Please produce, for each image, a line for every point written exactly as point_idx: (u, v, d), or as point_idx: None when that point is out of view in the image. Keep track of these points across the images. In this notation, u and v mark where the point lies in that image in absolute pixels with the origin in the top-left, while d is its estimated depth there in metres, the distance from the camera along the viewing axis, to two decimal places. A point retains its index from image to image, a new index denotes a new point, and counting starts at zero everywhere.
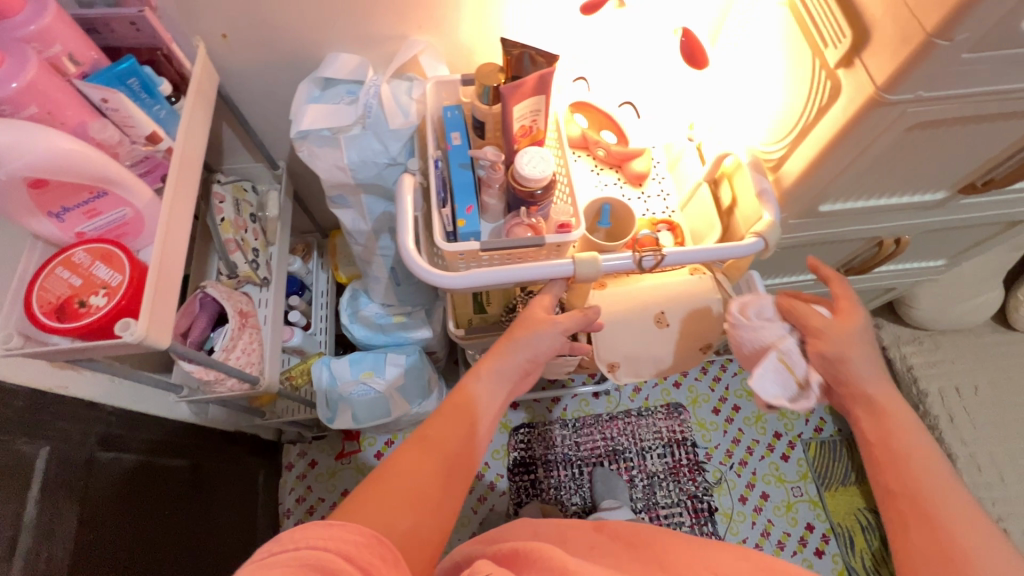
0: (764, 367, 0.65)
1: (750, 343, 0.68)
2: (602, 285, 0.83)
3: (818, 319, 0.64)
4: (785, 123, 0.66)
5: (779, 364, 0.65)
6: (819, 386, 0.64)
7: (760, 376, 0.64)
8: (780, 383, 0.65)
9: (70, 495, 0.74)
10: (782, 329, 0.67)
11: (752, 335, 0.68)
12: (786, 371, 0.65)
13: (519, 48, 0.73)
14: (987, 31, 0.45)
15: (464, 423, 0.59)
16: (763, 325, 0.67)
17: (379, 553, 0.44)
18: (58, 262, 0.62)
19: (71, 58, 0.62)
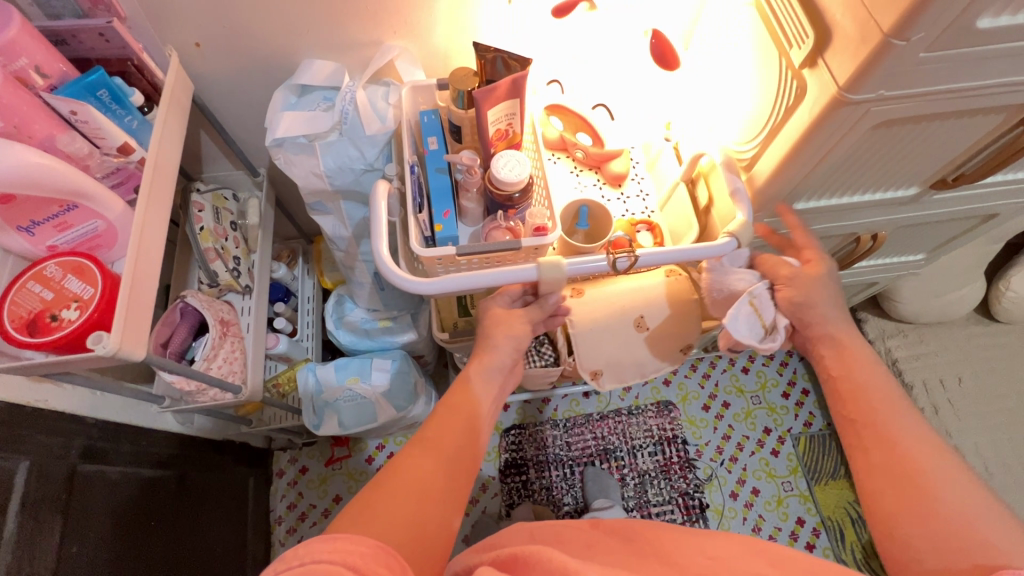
0: (737, 308, 0.67)
1: (720, 287, 0.72)
2: (580, 292, 0.83)
3: (788, 268, 0.69)
4: (756, 123, 0.66)
5: (750, 306, 0.68)
6: (785, 329, 0.68)
7: (733, 314, 0.67)
8: (751, 324, 0.68)
9: (52, 509, 0.74)
10: (752, 276, 0.70)
11: (722, 280, 0.71)
12: (756, 314, 0.68)
13: (492, 52, 0.74)
14: (941, 31, 0.45)
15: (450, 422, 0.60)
16: (736, 271, 0.71)
17: (385, 561, 0.43)
18: (29, 276, 0.62)
19: (37, 71, 0.62)
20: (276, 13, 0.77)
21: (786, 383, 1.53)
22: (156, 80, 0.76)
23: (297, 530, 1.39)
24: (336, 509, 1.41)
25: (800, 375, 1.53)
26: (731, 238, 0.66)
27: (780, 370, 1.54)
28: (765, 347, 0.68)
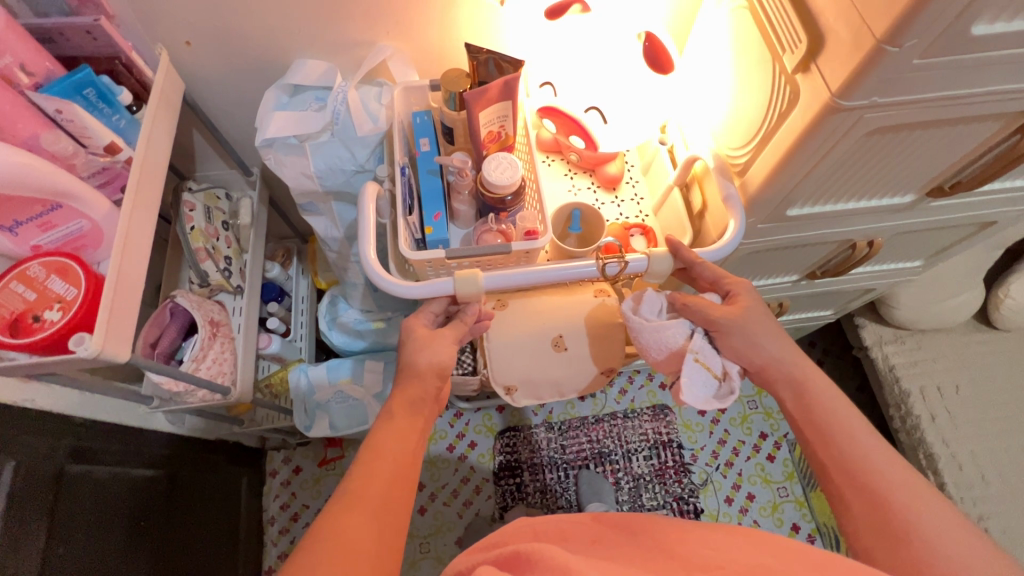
0: (687, 372, 0.62)
1: (657, 345, 0.65)
2: (504, 303, 0.82)
3: (716, 309, 0.64)
4: (748, 128, 0.65)
5: (698, 365, 0.63)
6: (738, 375, 0.64)
7: (687, 382, 0.62)
8: (704, 383, 0.63)
9: (38, 509, 0.73)
10: (685, 327, 0.64)
11: (656, 337, 0.65)
12: (705, 370, 0.63)
13: (484, 52, 0.73)
14: (935, 38, 0.44)
15: (385, 462, 0.60)
16: (666, 325, 0.64)
17: None
18: (13, 276, 0.61)
19: (22, 69, 0.62)
20: (266, 12, 0.76)
21: None
22: (145, 79, 0.75)
23: (290, 531, 1.39)
24: None
25: None
26: (643, 257, 0.68)
27: None
28: (727, 401, 0.63)
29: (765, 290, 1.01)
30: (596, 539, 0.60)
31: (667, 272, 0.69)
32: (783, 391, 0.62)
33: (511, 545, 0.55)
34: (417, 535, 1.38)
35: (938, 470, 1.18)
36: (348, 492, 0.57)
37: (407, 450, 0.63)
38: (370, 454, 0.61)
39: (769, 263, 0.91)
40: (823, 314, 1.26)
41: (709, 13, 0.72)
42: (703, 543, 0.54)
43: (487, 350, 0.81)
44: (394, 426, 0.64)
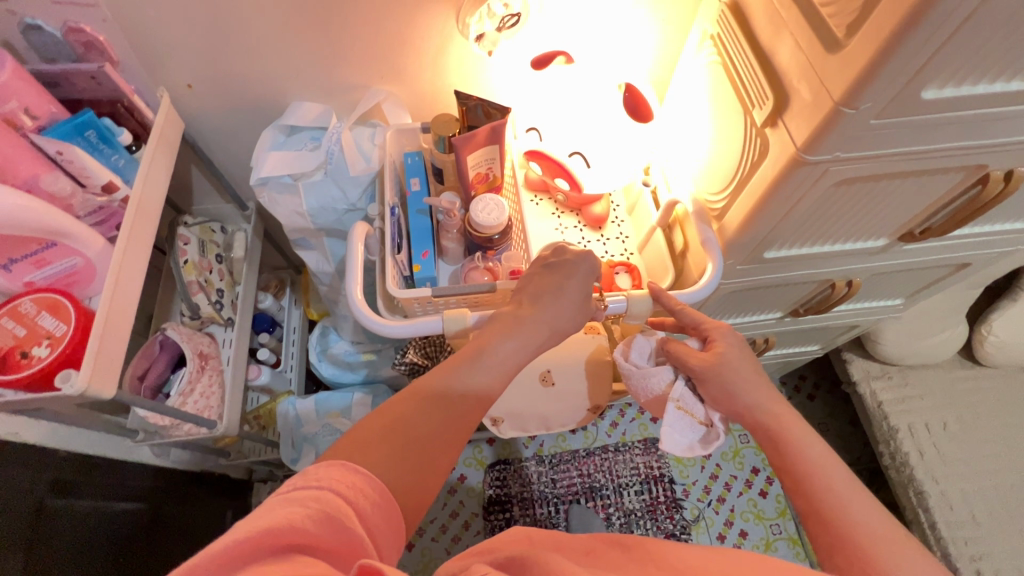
0: (668, 421, 0.66)
1: (644, 391, 0.69)
2: None
3: (696, 357, 0.64)
4: (724, 176, 0.68)
5: (680, 414, 0.65)
6: (722, 420, 0.65)
7: (667, 431, 0.66)
8: (687, 430, 0.66)
9: (16, 544, 0.71)
10: (668, 374, 0.66)
11: (642, 384, 0.68)
12: (688, 417, 0.66)
13: (472, 99, 0.76)
14: (889, 101, 0.47)
15: (439, 422, 0.50)
16: (650, 373, 0.67)
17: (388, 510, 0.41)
18: (4, 312, 0.62)
19: (27, 113, 0.64)
20: (266, 59, 0.80)
21: None
22: (146, 120, 0.78)
23: None
24: None
25: None
26: (623, 299, 0.70)
27: None
28: (712, 445, 0.66)
29: (750, 327, 1.03)
30: (592, 552, 0.54)
31: (646, 313, 0.71)
32: (763, 435, 0.60)
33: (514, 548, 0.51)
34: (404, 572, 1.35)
35: (929, 508, 1.17)
36: (382, 424, 0.47)
37: (466, 422, 0.52)
38: (429, 405, 0.50)
39: (752, 301, 0.92)
40: (810, 349, 1.28)
41: (687, 67, 0.76)
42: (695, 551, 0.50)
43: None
44: (459, 384, 0.53)
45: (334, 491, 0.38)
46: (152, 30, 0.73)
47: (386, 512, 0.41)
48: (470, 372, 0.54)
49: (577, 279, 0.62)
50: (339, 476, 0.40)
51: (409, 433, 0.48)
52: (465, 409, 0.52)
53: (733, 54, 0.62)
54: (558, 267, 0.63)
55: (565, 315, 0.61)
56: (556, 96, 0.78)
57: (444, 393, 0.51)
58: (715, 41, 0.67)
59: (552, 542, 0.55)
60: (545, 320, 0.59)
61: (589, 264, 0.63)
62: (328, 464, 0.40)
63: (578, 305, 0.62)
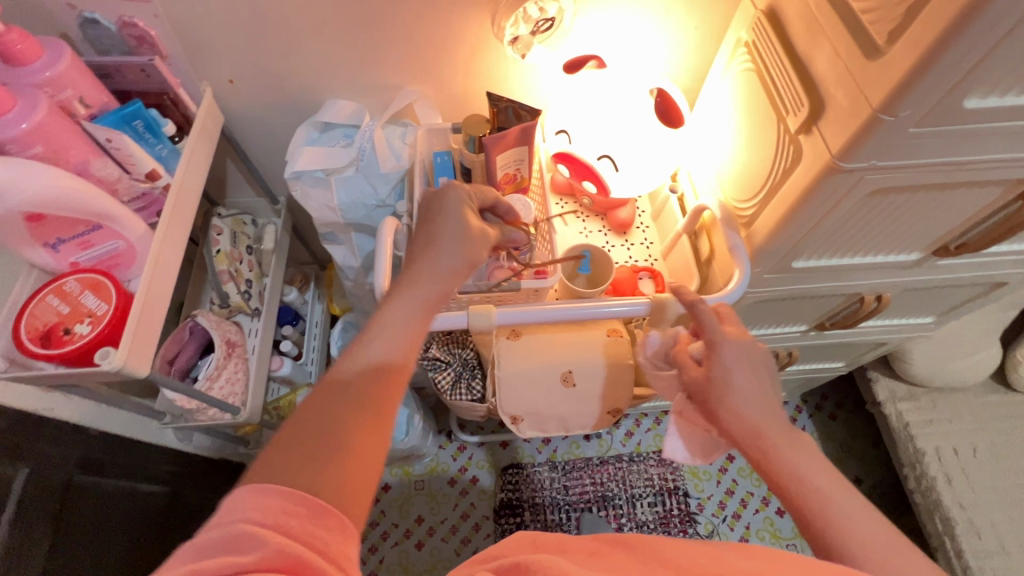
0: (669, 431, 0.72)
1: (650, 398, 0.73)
2: (517, 335, 0.82)
3: None
4: (754, 182, 0.68)
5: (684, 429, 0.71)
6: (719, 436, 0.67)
7: (668, 438, 0.72)
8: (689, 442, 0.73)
9: (44, 517, 0.73)
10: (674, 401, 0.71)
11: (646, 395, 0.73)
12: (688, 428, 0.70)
13: (503, 100, 0.75)
14: (931, 108, 0.46)
15: (346, 407, 0.45)
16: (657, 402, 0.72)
17: (327, 523, 0.39)
18: (49, 289, 0.65)
19: (81, 101, 0.67)
20: (306, 57, 0.82)
21: None
22: (189, 113, 0.81)
23: None
24: None
25: (808, 433, 1.48)
26: (648, 300, 0.71)
27: None
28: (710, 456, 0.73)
29: (774, 339, 1.01)
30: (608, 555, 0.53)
31: (673, 317, 0.71)
32: None
33: (511, 556, 0.50)
34: (413, 571, 1.35)
35: (956, 536, 1.13)
36: (289, 433, 0.43)
37: (381, 400, 0.47)
38: (325, 408, 0.45)
39: (777, 313, 0.91)
40: (834, 366, 1.25)
41: (719, 74, 0.76)
42: (698, 552, 0.49)
43: (497, 380, 0.82)
44: (357, 367, 0.48)
45: (250, 523, 0.37)
46: (200, 26, 0.76)
47: (317, 522, 0.39)
48: (361, 356, 0.49)
49: (451, 213, 0.57)
50: (255, 503, 0.38)
51: (318, 431, 0.43)
52: (370, 388, 0.47)
53: (768, 61, 0.62)
54: (429, 207, 0.59)
55: (446, 256, 0.55)
56: (588, 100, 0.79)
57: (340, 380, 0.47)
58: (749, 49, 0.66)
59: (557, 544, 0.53)
60: (426, 264, 0.55)
61: (453, 196, 0.58)
62: (242, 494, 0.39)
63: (456, 240, 0.56)
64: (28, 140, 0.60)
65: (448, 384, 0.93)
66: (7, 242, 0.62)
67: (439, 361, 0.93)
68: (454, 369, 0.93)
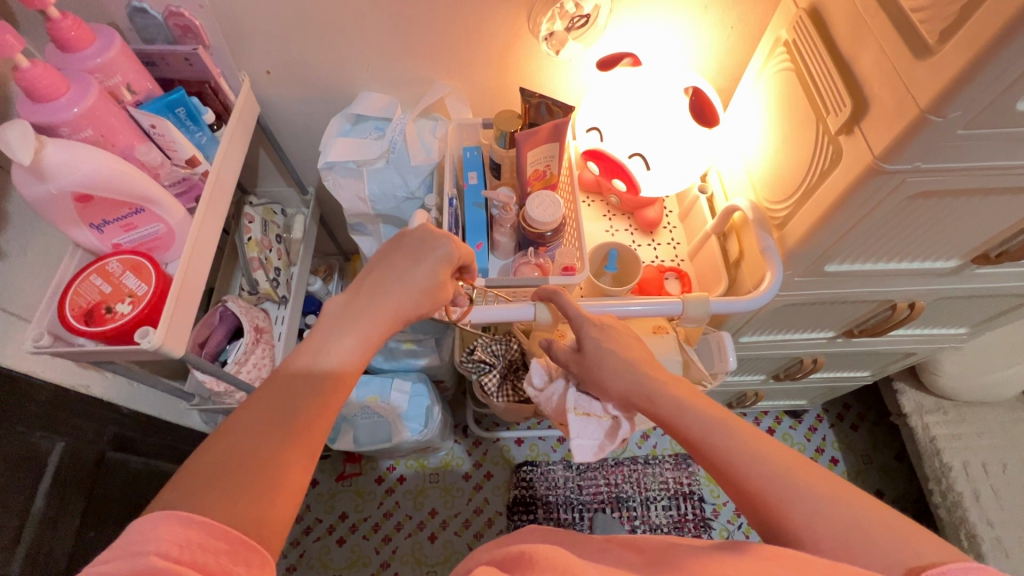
0: (574, 431, 0.67)
1: (552, 408, 0.73)
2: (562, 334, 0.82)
3: None
4: (788, 183, 0.67)
5: (581, 418, 0.68)
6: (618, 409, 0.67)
7: (575, 441, 0.67)
8: (595, 431, 0.68)
9: (77, 490, 0.75)
10: (559, 386, 0.71)
11: (548, 402, 0.73)
12: (592, 417, 0.68)
13: (536, 97, 0.77)
14: (980, 110, 0.45)
15: (277, 435, 0.44)
16: (548, 393, 0.72)
17: (245, 558, 0.39)
18: (93, 269, 0.67)
19: (128, 88, 0.69)
20: (342, 51, 0.84)
21: (814, 449, 1.44)
22: (228, 102, 0.83)
23: (301, 544, 1.37)
24: (341, 527, 1.39)
25: (829, 443, 1.45)
26: (679, 300, 0.70)
27: (808, 435, 1.46)
28: (621, 435, 0.66)
29: (798, 346, 1.00)
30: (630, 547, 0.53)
31: (705, 316, 0.71)
32: None
33: (518, 543, 0.51)
34: (426, 562, 1.35)
35: (982, 554, 1.10)
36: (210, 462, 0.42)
37: (315, 428, 0.46)
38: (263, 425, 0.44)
39: (804, 318, 0.90)
40: (859, 375, 1.23)
41: (754, 75, 0.75)
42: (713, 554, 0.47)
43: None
44: (295, 391, 0.47)
45: (162, 558, 0.37)
46: (242, 18, 0.78)
47: (235, 558, 0.39)
48: (298, 379, 0.48)
49: (423, 257, 0.58)
50: (171, 534, 0.38)
51: (242, 459, 0.42)
52: (305, 415, 0.46)
53: (807, 61, 0.61)
54: (410, 245, 0.58)
55: (407, 303, 0.56)
56: (620, 98, 0.79)
57: (273, 403, 0.46)
58: (788, 48, 0.66)
59: (570, 536, 0.53)
60: (384, 304, 0.55)
61: (442, 250, 0.58)
62: (161, 521, 0.38)
63: (420, 294, 0.57)
64: (79, 123, 0.62)
65: (493, 384, 0.94)
66: (55, 221, 0.64)
67: (484, 364, 0.93)
68: (499, 371, 0.94)
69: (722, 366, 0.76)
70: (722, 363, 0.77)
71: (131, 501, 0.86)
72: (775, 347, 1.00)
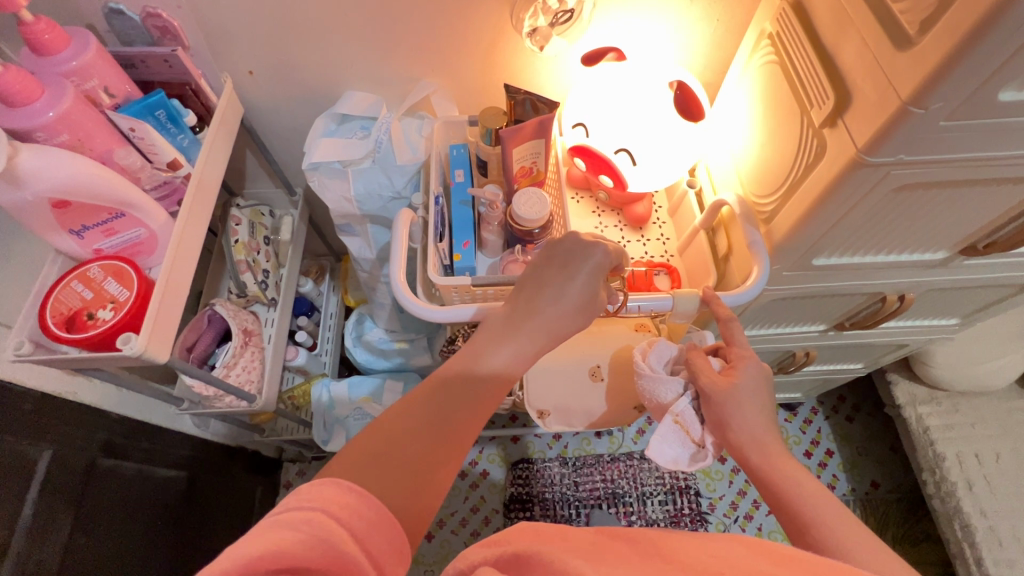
0: (660, 431, 0.66)
1: (649, 396, 0.70)
2: None
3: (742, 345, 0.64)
4: (775, 177, 0.66)
5: (675, 427, 0.66)
6: (714, 446, 0.65)
7: (656, 440, 0.66)
8: (678, 443, 0.66)
9: (67, 498, 0.75)
10: (678, 387, 0.67)
11: (651, 388, 0.69)
12: (682, 433, 0.66)
13: (523, 93, 0.75)
14: (961, 103, 0.45)
15: (431, 437, 0.47)
16: (660, 380, 0.68)
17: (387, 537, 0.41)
18: (74, 275, 0.66)
19: (105, 91, 0.68)
20: (325, 50, 0.83)
21: (809, 442, 1.44)
22: (210, 103, 0.82)
23: None
24: None
25: (824, 435, 1.45)
26: (669, 296, 0.70)
27: (803, 428, 1.46)
28: (697, 465, 0.66)
29: (791, 338, 1.00)
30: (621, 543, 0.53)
31: (693, 312, 0.71)
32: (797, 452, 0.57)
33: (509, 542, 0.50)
34: (423, 562, 1.35)
35: (974, 543, 1.10)
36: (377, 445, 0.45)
37: (465, 439, 0.49)
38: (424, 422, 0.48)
39: (796, 310, 0.89)
40: (853, 367, 1.23)
41: (739, 71, 0.75)
42: (700, 550, 0.45)
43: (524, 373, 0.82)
44: (457, 399, 0.50)
45: (328, 513, 0.39)
46: (222, 19, 0.77)
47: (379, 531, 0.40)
48: (467, 381, 0.51)
49: (579, 278, 0.57)
50: (334, 495, 0.40)
51: (405, 455, 0.45)
52: (461, 428, 0.49)
53: (791, 54, 0.61)
54: (558, 260, 0.58)
55: (565, 320, 0.56)
56: (608, 93, 0.78)
57: (433, 408, 0.49)
58: (773, 41, 0.65)
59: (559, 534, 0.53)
60: (545, 322, 0.56)
61: (596, 260, 0.58)
62: (322, 483, 0.41)
63: (577, 310, 0.57)
64: (55, 128, 0.61)
65: None
66: (33, 227, 0.63)
67: None
68: None
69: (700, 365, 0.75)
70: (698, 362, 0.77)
71: (122, 509, 0.86)
72: (766, 341, 1.00)
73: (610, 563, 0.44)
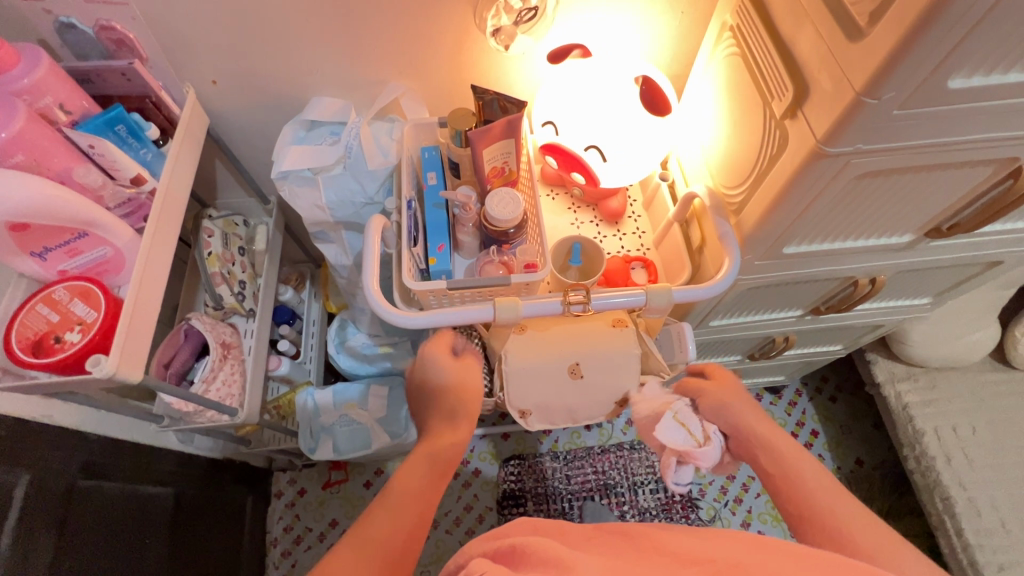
0: (667, 418, 0.72)
1: (649, 408, 0.76)
2: (523, 329, 0.82)
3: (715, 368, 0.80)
4: (741, 169, 0.67)
5: (678, 419, 0.72)
6: (716, 435, 0.71)
7: (665, 424, 0.72)
8: (683, 433, 0.71)
9: (48, 523, 0.74)
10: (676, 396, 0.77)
11: (650, 400, 0.77)
12: (686, 425, 0.72)
13: (489, 93, 0.76)
14: (913, 91, 0.45)
15: None
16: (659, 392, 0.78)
17: None
18: (39, 298, 0.65)
19: (61, 108, 0.67)
20: (286, 56, 0.82)
21: (794, 423, 1.47)
22: (173, 115, 0.80)
23: (292, 554, 1.38)
24: (330, 535, 1.40)
25: (809, 416, 1.48)
26: (642, 292, 0.70)
27: (788, 410, 1.49)
28: (703, 458, 0.69)
29: (768, 325, 1.01)
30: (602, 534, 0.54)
31: (667, 306, 0.71)
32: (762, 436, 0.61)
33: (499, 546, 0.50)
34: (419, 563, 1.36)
35: (954, 514, 1.13)
36: None
37: None
38: None
39: (772, 297, 0.90)
40: (832, 349, 1.25)
41: (703, 63, 0.75)
42: (679, 542, 0.46)
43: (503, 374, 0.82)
44: None
45: None
46: (180, 30, 0.76)
47: None
48: None
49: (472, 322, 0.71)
50: None
51: None
52: None
53: (750, 46, 0.62)
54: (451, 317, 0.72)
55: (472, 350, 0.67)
56: (576, 91, 0.78)
57: None
58: (734, 33, 0.65)
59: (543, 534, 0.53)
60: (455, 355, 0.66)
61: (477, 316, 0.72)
62: None
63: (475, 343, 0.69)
64: (8, 149, 0.60)
65: None
66: None
67: None
68: None
69: (682, 355, 0.81)
70: (682, 352, 0.81)
71: (107, 530, 0.84)
72: (745, 328, 1.01)
73: (594, 562, 0.45)
